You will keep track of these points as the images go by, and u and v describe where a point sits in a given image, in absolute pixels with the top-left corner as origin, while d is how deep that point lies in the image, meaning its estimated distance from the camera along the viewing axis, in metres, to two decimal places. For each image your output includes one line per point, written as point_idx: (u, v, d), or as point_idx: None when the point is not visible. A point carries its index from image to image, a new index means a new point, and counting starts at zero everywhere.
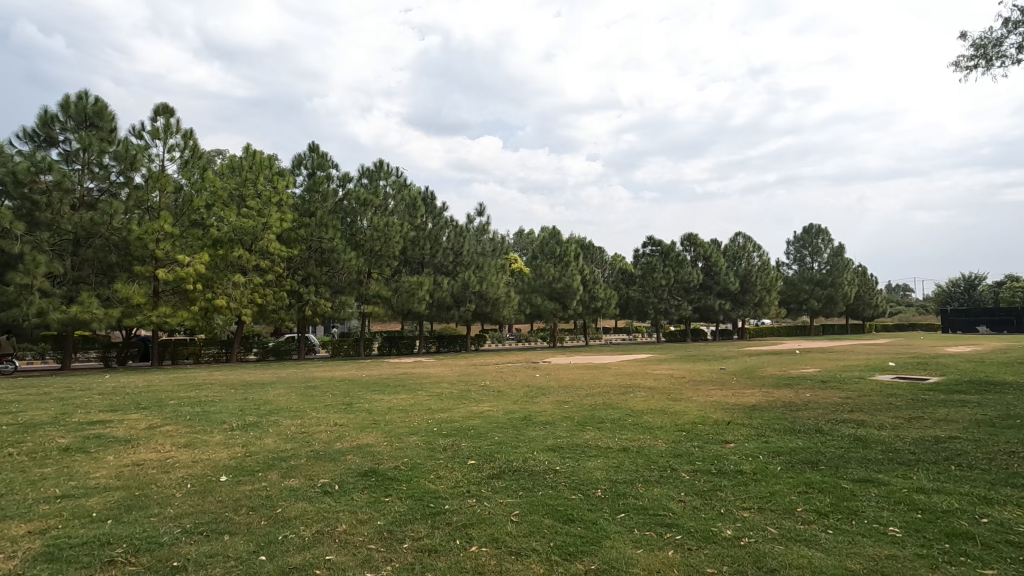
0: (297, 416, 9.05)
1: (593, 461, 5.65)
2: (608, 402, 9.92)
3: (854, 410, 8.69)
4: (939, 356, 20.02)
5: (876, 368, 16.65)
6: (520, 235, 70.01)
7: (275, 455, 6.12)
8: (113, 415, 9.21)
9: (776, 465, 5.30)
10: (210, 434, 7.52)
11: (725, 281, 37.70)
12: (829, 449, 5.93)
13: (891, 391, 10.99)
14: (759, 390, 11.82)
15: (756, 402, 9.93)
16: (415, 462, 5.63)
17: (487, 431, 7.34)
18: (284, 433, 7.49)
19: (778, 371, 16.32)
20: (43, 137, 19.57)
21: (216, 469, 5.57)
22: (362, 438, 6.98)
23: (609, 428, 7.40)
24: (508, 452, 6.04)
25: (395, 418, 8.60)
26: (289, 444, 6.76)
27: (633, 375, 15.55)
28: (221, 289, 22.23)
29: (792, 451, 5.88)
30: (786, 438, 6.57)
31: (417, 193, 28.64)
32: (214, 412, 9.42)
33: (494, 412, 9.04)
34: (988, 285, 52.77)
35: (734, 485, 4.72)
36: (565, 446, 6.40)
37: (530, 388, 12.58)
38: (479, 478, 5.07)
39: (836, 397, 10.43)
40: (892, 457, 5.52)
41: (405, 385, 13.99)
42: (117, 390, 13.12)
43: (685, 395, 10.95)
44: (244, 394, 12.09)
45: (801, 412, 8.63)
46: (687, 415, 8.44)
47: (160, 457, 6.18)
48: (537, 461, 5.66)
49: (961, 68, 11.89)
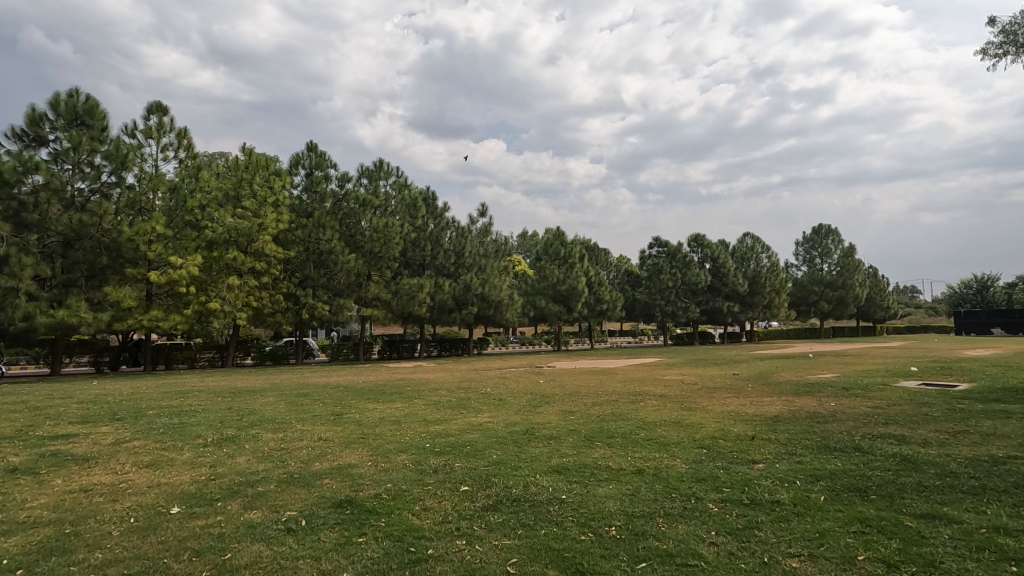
0: (281, 429, 8.35)
1: (603, 488, 4.89)
2: (617, 412, 9.17)
3: (888, 422, 7.89)
4: (963, 360, 19.08)
5: (898, 372, 15.74)
6: (523, 236, 69.30)
7: (246, 479, 5.39)
8: (83, 427, 8.53)
9: (818, 495, 4.55)
10: (180, 451, 6.81)
11: (734, 283, 36.85)
12: (875, 472, 5.16)
13: (922, 400, 10.19)
14: (778, 398, 11.04)
15: (779, 411, 9.16)
16: (399, 489, 4.89)
17: (484, 448, 6.60)
18: (261, 450, 6.77)
19: (794, 376, 15.43)
20: (31, 137, 18.98)
21: (173, 497, 4.83)
22: (345, 458, 6.23)
23: (620, 445, 6.65)
24: (506, 476, 5.30)
25: (385, 432, 7.86)
26: (262, 465, 6.01)
27: (641, 381, 14.79)
28: (215, 292, 21.64)
29: (834, 476, 5.11)
30: (822, 458, 5.80)
31: (418, 194, 27.90)
32: (192, 423, 8.73)
33: (494, 424, 8.29)
34: (1001, 286, 51.59)
35: (773, 523, 3.97)
36: (571, 467, 5.66)
37: (533, 396, 11.87)
38: (470, 512, 4.31)
39: (864, 406, 9.65)
40: (953, 484, 4.74)
41: (402, 393, 13.25)
42: (98, 398, 12.49)
43: (699, 403, 10.20)
44: (230, 403, 11.38)
45: (830, 424, 7.86)
46: (706, 429, 7.69)
47: (113, 481, 5.46)
48: (541, 487, 4.91)
49: (988, 56, 11.07)
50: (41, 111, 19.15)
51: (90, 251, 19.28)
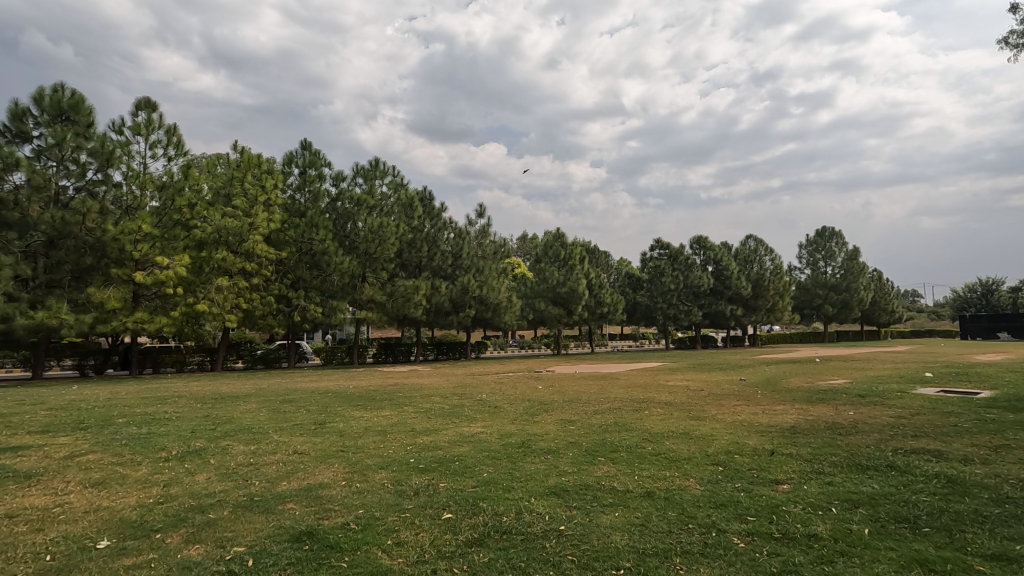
0: (255, 440, 7.67)
1: (608, 517, 4.20)
2: (620, 422, 8.50)
3: (918, 435, 7.19)
4: (976, 366, 18.43)
5: (914, 378, 15.04)
6: (523, 238, 68.62)
7: (198, 503, 4.69)
8: (39, 437, 7.86)
9: (860, 527, 3.88)
10: (136, 466, 6.15)
11: (737, 286, 36.18)
12: (920, 497, 4.48)
13: (946, 409, 9.54)
14: (791, 407, 10.32)
15: (795, 421, 8.48)
16: (371, 517, 4.21)
17: (475, 464, 5.92)
18: (226, 466, 6.09)
19: (804, 382, 14.74)
20: (14, 132, 18.36)
21: (107, 527, 4.15)
22: (318, 477, 5.55)
23: (624, 461, 5.96)
24: (496, 500, 4.61)
25: (368, 445, 7.19)
26: (221, 484, 5.33)
27: (644, 387, 14.03)
28: (203, 293, 20.96)
29: (873, 501, 4.43)
30: (855, 479, 5.11)
31: (415, 194, 27.29)
32: (160, 433, 8.06)
33: (487, 436, 7.59)
34: (1007, 290, 50.77)
35: (815, 566, 3.30)
36: (570, 488, 4.98)
37: (530, 402, 11.21)
38: (451, 549, 3.63)
39: (885, 415, 8.96)
40: (1019, 514, 4.05)
41: (393, 399, 12.55)
42: (71, 403, 11.80)
43: (709, 412, 9.53)
44: (208, 410, 10.69)
45: (854, 437, 7.19)
46: (719, 442, 7.01)
47: (46, 504, 4.77)
48: (535, 516, 4.20)
49: (1012, 46, 10.43)
50: (25, 106, 18.53)
51: (73, 251, 18.61)
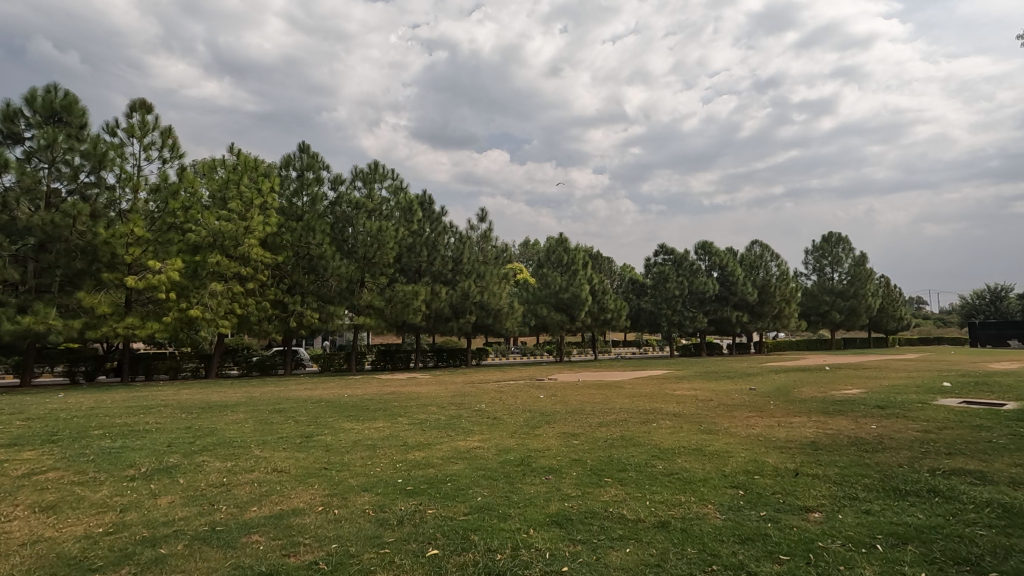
0: (234, 455, 7.11)
1: (618, 555, 3.62)
2: (628, 436, 7.93)
3: (952, 452, 6.62)
4: (991, 374, 17.87)
5: (931, 388, 14.40)
6: (525, 244, 67.92)
7: (151, 534, 4.12)
8: (3, 451, 7.32)
9: (913, 571, 3.31)
10: (97, 486, 5.61)
11: (743, 292, 35.47)
12: (975, 532, 3.88)
13: (972, 421, 9.00)
14: (807, 419, 9.72)
15: (815, 436, 7.89)
16: (344, 554, 3.65)
17: (468, 487, 5.34)
18: (195, 488, 5.52)
19: (817, 392, 14.10)
20: (5, 134, 17.95)
21: (38, 566, 3.57)
22: (293, 500, 4.99)
23: (635, 484, 5.37)
24: (490, 532, 4.04)
25: (355, 461, 6.63)
26: (184, 510, 4.76)
27: (651, 397, 13.43)
28: (196, 298, 20.42)
29: (923, 536, 3.85)
30: (895, 507, 4.52)
31: (415, 198, 26.77)
32: (134, 448, 7.51)
33: (484, 452, 7.02)
34: (1016, 296, 49.93)
35: None
36: (573, 516, 4.39)
37: (532, 413, 10.61)
38: None
39: (910, 429, 8.38)
40: None
41: (387, 409, 12.00)
42: (49, 413, 11.25)
43: (720, 425, 8.93)
44: (192, 421, 10.13)
45: (881, 454, 6.63)
46: (736, 459, 6.44)
47: None
48: (535, 553, 3.65)
49: None
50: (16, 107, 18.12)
51: (63, 254, 18.15)
